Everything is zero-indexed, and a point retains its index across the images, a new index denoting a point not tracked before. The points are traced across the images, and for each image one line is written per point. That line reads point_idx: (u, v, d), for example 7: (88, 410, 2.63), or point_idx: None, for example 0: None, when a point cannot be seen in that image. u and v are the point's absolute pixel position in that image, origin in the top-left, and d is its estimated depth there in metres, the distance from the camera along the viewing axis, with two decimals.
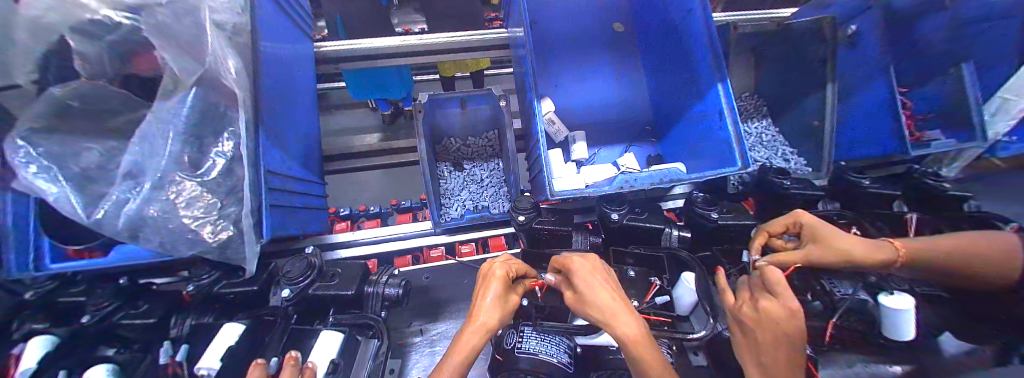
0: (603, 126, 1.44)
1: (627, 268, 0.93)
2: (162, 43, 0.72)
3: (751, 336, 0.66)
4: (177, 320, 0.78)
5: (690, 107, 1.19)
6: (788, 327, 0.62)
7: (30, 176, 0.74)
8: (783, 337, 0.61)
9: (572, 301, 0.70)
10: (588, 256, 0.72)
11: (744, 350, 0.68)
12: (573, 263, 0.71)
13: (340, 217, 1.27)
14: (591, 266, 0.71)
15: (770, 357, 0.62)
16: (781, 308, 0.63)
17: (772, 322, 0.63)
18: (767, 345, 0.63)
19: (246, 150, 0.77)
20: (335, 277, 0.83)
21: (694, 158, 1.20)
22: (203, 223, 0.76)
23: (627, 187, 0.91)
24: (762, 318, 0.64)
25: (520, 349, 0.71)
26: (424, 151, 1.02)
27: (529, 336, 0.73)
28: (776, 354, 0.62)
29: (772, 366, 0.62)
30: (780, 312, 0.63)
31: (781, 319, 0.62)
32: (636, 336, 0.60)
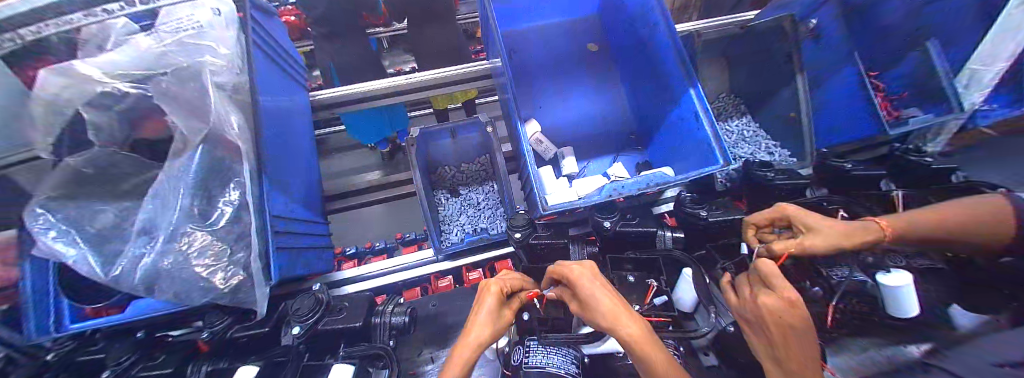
0: (589, 139, 1.51)
1: (626, 274, 0.95)
2: (172, 109, 0.81)
3: (762, 332, 0.65)
4: (192, 366, 0.76)
5: (669, 113, 1.25)
6: (793, 320, 0.60)
7: (50, 240, 0.79)
8: (790, 329, 0.60)
9: (576, 309, 0.73)
10: (585, 262, 0.75)
11: (757, 346, 0.67)
12: (573, 268, 0.73)
13: (347, 256, 1.29)
14: (591, 271, 0.73)
15: (787, 349, 0.60)
16: (779, 301, 0.62)
17: (774, 315, 0.62)
18: (780, 339, 0.61)
19: (251, 197, 0.82)
20: (342, 311, 0.86)
21: (679, 160, 1.25)
22: (214, 270, 0.80)
23: (616, 195, 0.95)
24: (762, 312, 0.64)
25: (528, 364, 0.72)
26: (420, 181, 1.06)
27: (535, 350, 0.74)
28: (794, 347, 0.59)
29: (787, 360, 0.59)
30: (779, 304, 0.61)
31: (782, 311, 0.61)
32: (640, 337, 0.61)
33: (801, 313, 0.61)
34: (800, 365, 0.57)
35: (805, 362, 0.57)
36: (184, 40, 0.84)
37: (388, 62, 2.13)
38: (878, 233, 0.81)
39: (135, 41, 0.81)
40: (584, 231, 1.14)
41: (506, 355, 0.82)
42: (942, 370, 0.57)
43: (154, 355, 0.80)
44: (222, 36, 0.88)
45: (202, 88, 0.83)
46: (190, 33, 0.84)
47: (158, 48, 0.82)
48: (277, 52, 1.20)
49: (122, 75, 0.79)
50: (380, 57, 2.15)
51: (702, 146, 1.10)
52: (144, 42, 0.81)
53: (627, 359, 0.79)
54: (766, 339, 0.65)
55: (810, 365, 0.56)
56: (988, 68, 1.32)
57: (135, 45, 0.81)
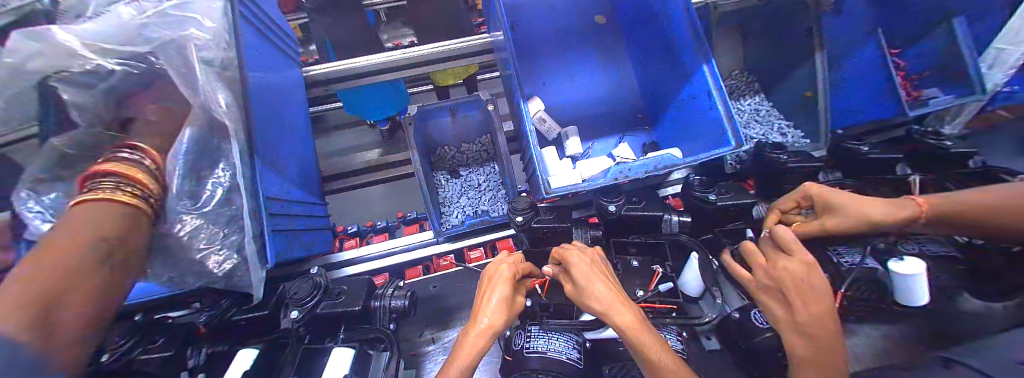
0: (595, 119, 1.46)
1: (630, 258, 0.94)
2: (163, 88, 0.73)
3: (777, 294, 0.65)
4: (192, 350, 0.79)
5: (679, 91, 1.19)
6: (818, 284, 0.61)
7: (41, 225, 0.76)
8: (811, 291, 0.61)
9: (570, 293, 0.70)
10: (585, 248, 0.73)
11: (776, 310, 0.65)
12: (572, 254, 0.72)
13: (348, 234, 1.27)
14: (588, 255, 0.72)
15: (807, 313, 0.59)
16: (798, 262, 0.64)
17: (795, 277, 0.63)
18: (798, 300, 0.61)
19: (241, 179, 0.78)
20: (340, 295, 0.85)
21: (688, 141, 1.20)
22: (209, 253, 0.79)
23: (622, 178, 0.91)
24: (781, 274, 0.65)
25: (528, 349, 0.72)
26: (419, 162, 1.02)
27: (537, 336, 0.74)
28: (812, 307, 0.59)
29: (808, 323, 0.58)
30: (801, 267, 0.64)
31: (802, 275, 0.63)
32: (634, 325, 0.59)
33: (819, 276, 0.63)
34: (819, 326, 0.58)
35: (823, 320, 0.58)
36: (168, 10, 0.78)
37: (386, 36, 2.03)
38: (914, 210, 0.79)
39: (115, 11, 0.74)
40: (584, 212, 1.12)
41: (506, 339, 0.80)
42: (968, 365, 0.54)
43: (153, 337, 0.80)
44: (207, 7, 0.82)
45: (185, 62, 0.76)
46: (175, 3, 0.78)
47: (139, 19, 0.75)
48: (268, 26, 1.12)
49: (103, 49, 0.73)
50: (377, 30, 2.05)
51: (714, 127, 1.05)
52: (124, 12, 0.74)
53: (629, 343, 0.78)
54: (783, 301, 0.64)
55: (828, 322, 0.58)
56: (1018, 49, 1.26)
57: (115, 15, 0.74)
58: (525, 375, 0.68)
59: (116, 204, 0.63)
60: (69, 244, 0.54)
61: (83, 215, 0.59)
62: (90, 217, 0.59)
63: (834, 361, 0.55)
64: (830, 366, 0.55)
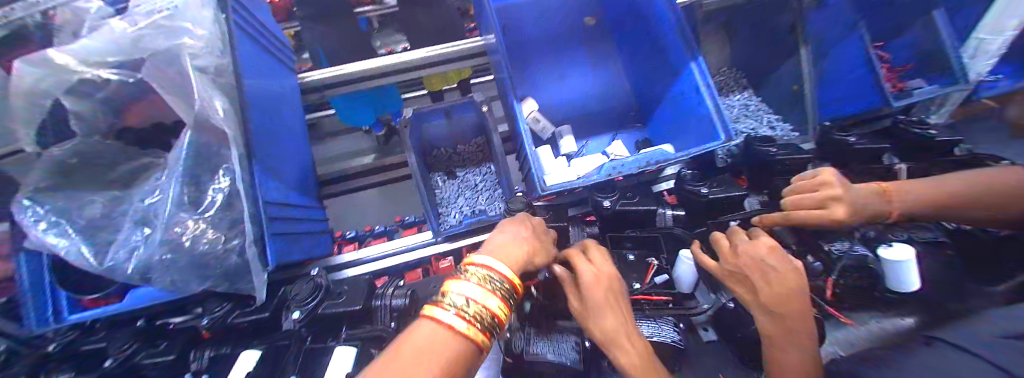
0: (589, 117, 1.47)
1: (626, 252, 0.95)
2: (171, 98, 0.78)
3: (744, 279, 0.72)
4: (195, 353, 0.83)
5: (668, 88, 1.22)
6: (777, 266, 0.68)
7: (41, 234, 0.74)
8: (776, 277, 0.67)
9: (576, 309, 0.68)
10: (603, 267, 0.69)
11: (743, 292, 0.73)
12: (592, 270, 0.67)
13: (347, 239, 1.28)
14: (611, 275, 0.68)
15: (774, 290, 0.66)
16: (763, 245, 0.72)
17: (756, 260, 0.71)
18: (763, 285, 0.68)
19: (242, 183, 0.79)
20: (341, 295, 0.86)
21: (679, 137, 1.22)
22: (211, 257, 0.80)
23: (615, 174, 0.93)
24: (746, 262, 0.73)
25: (529, 353, 0.73)
26: (415, 164, 1.03)
27: (538, 340, 0.75)
28: (774, 287, 0.66)
29: (770, 303, 0.65)
30: (766, 252, 0.71)
31: (768, 259, 0.70)
32: (637, 365, 0.59)
33: (793, 264, 0.68)
34: (783, 306, 0.64)
35: (787, 297, 0.64)
36: (158, 22, 0.78)
37: (379, 43, 2.05)
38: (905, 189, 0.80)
39: (110, 26, 0.76)
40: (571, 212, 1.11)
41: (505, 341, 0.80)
42: (946, 340, 0.57)
43: (156, 343, 0.85)
44: (198, 15, 0.80)
45: (183, 72, 0.78)
46: (166, 14, 0.79)
47: (134, 31, 0.77)
48: (263, 33, 1.14)
49: (97, 62, 0.76)
50: (370, 37, 2.07)
51: (703, 123, 1.07)
52: (118, 26, 0.76)
53: None
54: (749, 286, 0.71)
55: (793, 304, 0.63)
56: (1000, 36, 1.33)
57: (109, 29, 0.76)
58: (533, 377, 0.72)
59: (469, 335, 0.47)
60: (412, 358, 0.42)
61: (406, 338, 0.45)
62: (423, 341, 0.45)
63: (797, 337, 0.61)
64: (793, 341, 0.61)
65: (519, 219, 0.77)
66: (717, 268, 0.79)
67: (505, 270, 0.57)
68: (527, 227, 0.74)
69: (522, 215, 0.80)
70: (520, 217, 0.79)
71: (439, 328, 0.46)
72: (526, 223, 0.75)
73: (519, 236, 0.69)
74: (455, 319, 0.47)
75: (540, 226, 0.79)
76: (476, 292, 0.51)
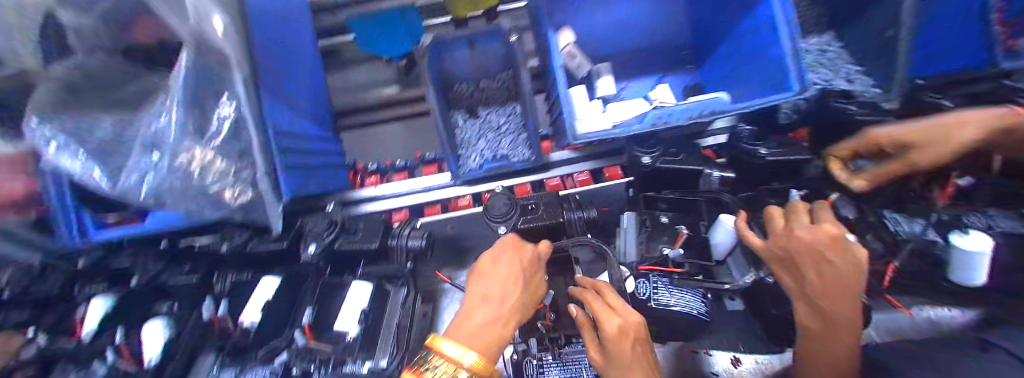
0: (633, 56, 1.27)
1: (659, 214, 0.85)
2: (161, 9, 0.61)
3: (788, 263, 0.64)
4: (219, 276, 0.87)
5: (735, 24, 1.01)
6: (833, 256, 0.59)
7: (54, 154, 0.70)
8: (829, 269, 0.59)
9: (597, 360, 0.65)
10: (628, 316, 0.62)
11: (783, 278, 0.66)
12: (615, 322, 0.61)
13: (368, 172, 1.24)
14: (637, 325, 0.62)
15: (824, 282, 0.59)
16: (823, 236, 0.60)
17: (811, 249, 0.60)
18: (812, 275, 0.60)
19: (248, 113, 0.72)
20: (357, 232, 0.84)
21: (739, 85, 1.04)
22: (223, 186, 0.77)
23: (660, 124, 0.81)
24: (796, 248, 0.62)
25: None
26: (434, 100, 0.93)
27: (549, 366, 0.82)
28: (824, 278, 0.59)
29: (817, 295, 0.59)
30: (821, 240, 0.60)
31: (826, 250, 0.59)
32: None
33: (854, 258, 0.59)
34: (832, 301, 0.58)
35: (838, 293, 0.58)
36: None
37: None
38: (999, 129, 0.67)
39: None
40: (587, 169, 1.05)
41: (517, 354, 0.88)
42: None
43: (181, 264, 0.90)
44: None
45: None
46: None
47: None
48: None
49: None
50: None
51: (774, 69, 0.88)
52: None
53: (651, 301, 0.71)
54: (796, 274, 0.63)
55: (841, 301, 0.58)
56: None
57: None
58: None
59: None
60: None
61: None
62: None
63: (838, 333, 0.58)
64: (834, 337, 0.58)
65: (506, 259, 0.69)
66: (762, 247, 0.69)
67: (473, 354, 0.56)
68: (508, 281, 0.66)
69: (504, 252, 0.70)
70: (503, 256, 0.69)
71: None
72: (508, 272, 0.67)
73: (498, 301, 0.64)
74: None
75: (530, 262, 0.70)
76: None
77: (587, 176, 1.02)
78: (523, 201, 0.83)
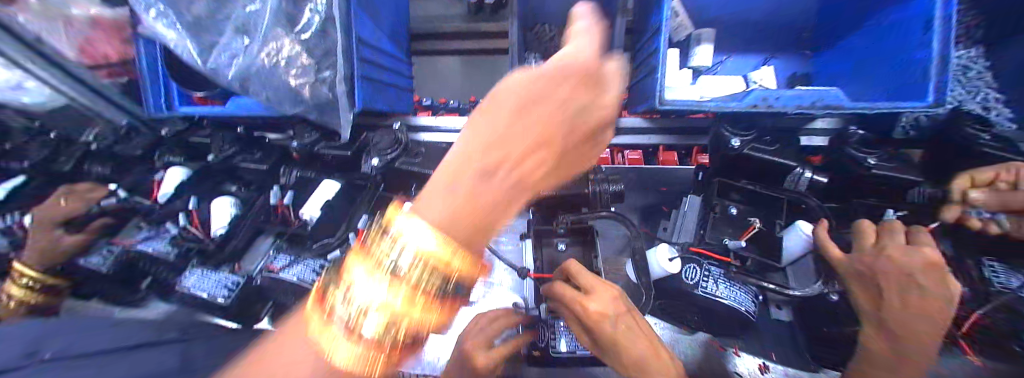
0: (739, 29, 1.12)
1: (729, 205, 0.79)
2: None
3: (864, 284, 0.58)
4: (285, 170, 0.91)
5: (879, 10, 0.85)
6: (928, 284, 0.53)
7: (151, 19, 0.74)
8: (917, 297, 0.53)
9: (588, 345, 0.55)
10: (609, 289, 0.54)
11: (858, 299, 0.59)
12: (592, 305, 0.51)
13: (423, 106, 1.23)
14: (614, 300, 0.52)
15: (908, 310, 0.53)
16: (920, 260, 0.54)
17: (900, 270, 0.55)
18: (894, 299, 0.54)
19: (339, 11, 0.71)
20: (418, 156, 0.85)
21: (859, 85, 0.91)
22: (303, 85, 0.78)
23: (762, 107, 0.72)
24: (883, 265, 0.56)
25: (556, 349, 0.66)
26: (515, 36, 0.87)
27: (564, 333, 0.67)
28: (910, 307, 0.53)
29: (893, 322, 0.53)
30: (918, 264, 0.54)
31: (919, 274, 0.53)
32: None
33: (949, 291, 0.52)
34: (912, 331, 0.52)
35: (922, 326, 0.52)
36: None
37: None
38: None
39: None
40: (641, 149, 1.03)
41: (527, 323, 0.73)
42: None
43: (252, 151, 0.95)
44: None
45: None
46: None
47: None
48: None
49: None
50: None
51: (912, 72, 0.76)
52: None
53: (697, 288, 0.65)
54: (874, 293, 0.57)
55: (923, 334, 0.52)
56: None
57: None
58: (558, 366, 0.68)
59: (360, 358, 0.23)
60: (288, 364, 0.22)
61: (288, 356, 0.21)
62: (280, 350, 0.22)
63: (909, 368, 0.51)
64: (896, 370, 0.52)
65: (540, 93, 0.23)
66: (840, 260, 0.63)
67: (428, 255, 0.22)
68: (541, 132, 0.21)
69: (555, 80, 0.22)
70: (546, 75, 0.23)
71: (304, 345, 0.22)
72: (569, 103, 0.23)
73: (510, 161, 0.21)
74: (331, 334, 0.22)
75: (596, 128, 0.25)
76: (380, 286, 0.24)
77: (638, 156, 1.01)
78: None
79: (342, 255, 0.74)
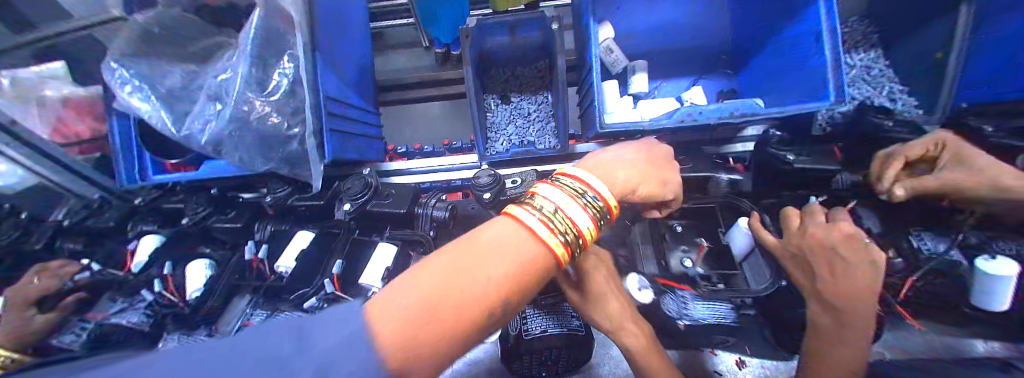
0: (671, 56, 1.26)
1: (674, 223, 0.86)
2: None
3: (801, 264, 0.64)
4: (259, 226, 0.93)
5: (779, 31, 1.00)
6: (850, 256, 0.59)
7: (127, 96, 0.79)
8: (845, 266, 0.59)
9: (578, 302, 0.65)
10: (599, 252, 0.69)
11: (800, 278, 0.65)
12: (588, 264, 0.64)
13: (399, 153, 1.28)
14: (603, 263, 0.68)
15: (842, 283, 0.58)
16: (837, 235, 0.61)
17: (822, 245, 0.61)
18: (828, 273, 0.60)
19: (305, 72, 0.78)
20: (388, 197, 0.90)
21: (776, 93, 1.04)
22: (276, 139, 0.83)
23: (689, 122, 0.82)
24: (810, 243, 0.63)
25: (527, 333, 0.70)
26: (472, 80, 0.96)
27: (533, 318, 0.71)
28: (839, 277, 0.59)
29: (828, 293, 0.59)
30: (841, 239, 0.61)
31: (841, 245, 0.60)
32: (644, 346, 0.63)
33: (871, 258, 0.59)
34: (848, 298, 0.57)
35: (857, 293, 0.57)
36: None
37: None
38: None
39: None
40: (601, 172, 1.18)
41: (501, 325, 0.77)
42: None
43: (226, 210, 0.98)
44: None
45: None
46: None
47: None
48: None
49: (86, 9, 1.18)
50: None
51: (817, 78, 0.87)
52: None
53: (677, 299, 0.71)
54: (808, 270, 0.63)
55: (856, 299, 0.56)
56: None
57: None
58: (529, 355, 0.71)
59: (551, 247, 0.38)
60: (461, 262, 0.34)
61: (480, 233, 0.38)
62: (492, 237, 0.37)
63: (852, 336, 0.55)
64: (841, 337, 0.56)
65: (654, 164, 0.61)
66: (776, 246, 0.68)
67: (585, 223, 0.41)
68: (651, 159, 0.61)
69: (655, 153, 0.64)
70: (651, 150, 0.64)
71: (519, 231, 0.38)
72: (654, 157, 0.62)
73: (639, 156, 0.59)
74: (537, 225, 0.38)
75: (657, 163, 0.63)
76: (567, 205, 0.41)
77: None
78: (508, 192, 0.86)
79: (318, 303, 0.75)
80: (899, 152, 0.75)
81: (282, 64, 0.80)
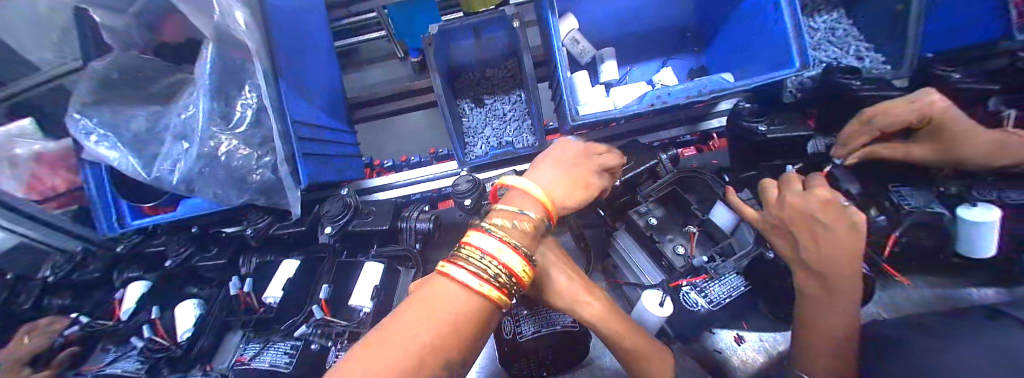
0: (638, 40, 1.26)
1: (648, 216, 0.84)
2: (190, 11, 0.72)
3: (786, 233, 0.64)
4: (244, 259, 0.92)
5: (739, 3, 1.00)
6: (829, 220, 0.59)
7: (93, 145, 0.78)
8: (826, 231, 0.59)
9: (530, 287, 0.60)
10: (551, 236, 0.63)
11: (784, 248, 0.65)
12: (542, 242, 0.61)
13: (384, 168, 1.28)
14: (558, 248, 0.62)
15: (825, 249, 0.58)
16: (813, 202, 0.61)
17: (803, 214, 0.62)
18: (810, 240, 0.60)
19: (269, 100, 0.77)
20: (370, 215, 0.90)
21: (745, 65, 1.04)
22: (248, 171, 0.82)
23: (660, 105, 0.82)
24: (790, 214, 0.64)
25: (521, 335, 0.70)
26: (442, 89, 0.95)
27: (525, 320, 0.71)
28: (821, 242, 0.59)
29: (812, 260, 0.59)
30: (818, 205, 0.61)
31: (820, 212, 0.60)
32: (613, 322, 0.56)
33: (850, 219, 0.58)
34: (833, 264, 0.57)
35: (842, 257, 0.56)
36: None
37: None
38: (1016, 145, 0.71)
39: None
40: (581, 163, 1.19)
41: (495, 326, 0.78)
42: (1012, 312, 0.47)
43: (208, 247, 0.97)
44: None
45: None
46: None
47: None
48: None
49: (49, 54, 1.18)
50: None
51: (781, 46, 0.87)
52: None
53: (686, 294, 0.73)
54: (790, 239, 0.63)
55: (840, 263, 0.57)
56: None
57: None
58: (525, 356, 0.71)
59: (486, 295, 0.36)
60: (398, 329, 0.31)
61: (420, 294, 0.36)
62: (433, 295, 0.35)
63: (839, 299, 0.55)
64: (830, 303, 0.56)
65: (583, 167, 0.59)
66: (759, 219, 0.70)
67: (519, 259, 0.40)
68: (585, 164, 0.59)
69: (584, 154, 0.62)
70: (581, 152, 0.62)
71: (452, 285, 0.36)
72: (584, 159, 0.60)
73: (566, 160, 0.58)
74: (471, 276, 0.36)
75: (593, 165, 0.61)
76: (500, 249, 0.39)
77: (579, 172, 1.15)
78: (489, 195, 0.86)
79: (309, 329, 0.74)
80: (878, 121, 0.73)
81: (244, 95, 0.79)
